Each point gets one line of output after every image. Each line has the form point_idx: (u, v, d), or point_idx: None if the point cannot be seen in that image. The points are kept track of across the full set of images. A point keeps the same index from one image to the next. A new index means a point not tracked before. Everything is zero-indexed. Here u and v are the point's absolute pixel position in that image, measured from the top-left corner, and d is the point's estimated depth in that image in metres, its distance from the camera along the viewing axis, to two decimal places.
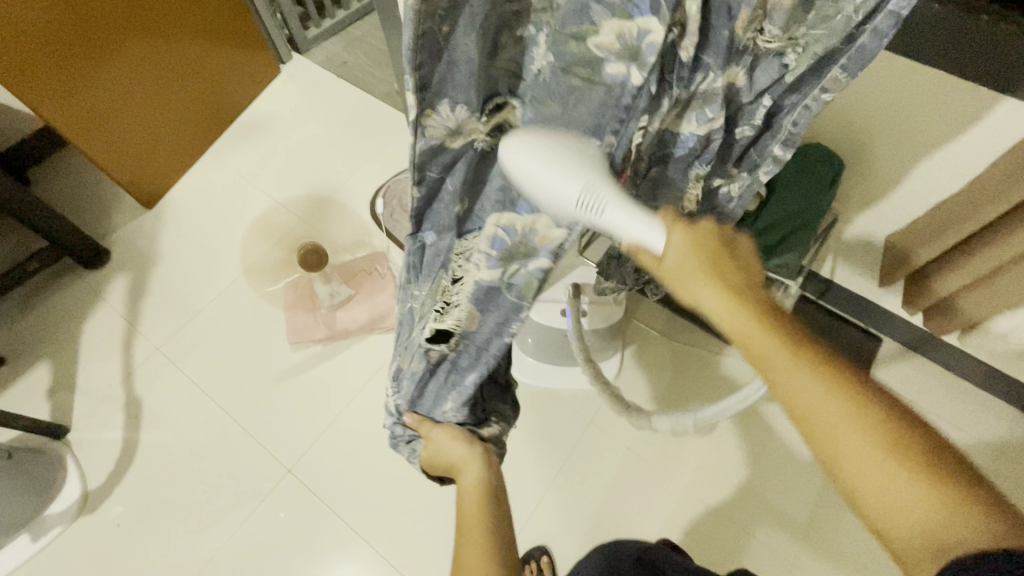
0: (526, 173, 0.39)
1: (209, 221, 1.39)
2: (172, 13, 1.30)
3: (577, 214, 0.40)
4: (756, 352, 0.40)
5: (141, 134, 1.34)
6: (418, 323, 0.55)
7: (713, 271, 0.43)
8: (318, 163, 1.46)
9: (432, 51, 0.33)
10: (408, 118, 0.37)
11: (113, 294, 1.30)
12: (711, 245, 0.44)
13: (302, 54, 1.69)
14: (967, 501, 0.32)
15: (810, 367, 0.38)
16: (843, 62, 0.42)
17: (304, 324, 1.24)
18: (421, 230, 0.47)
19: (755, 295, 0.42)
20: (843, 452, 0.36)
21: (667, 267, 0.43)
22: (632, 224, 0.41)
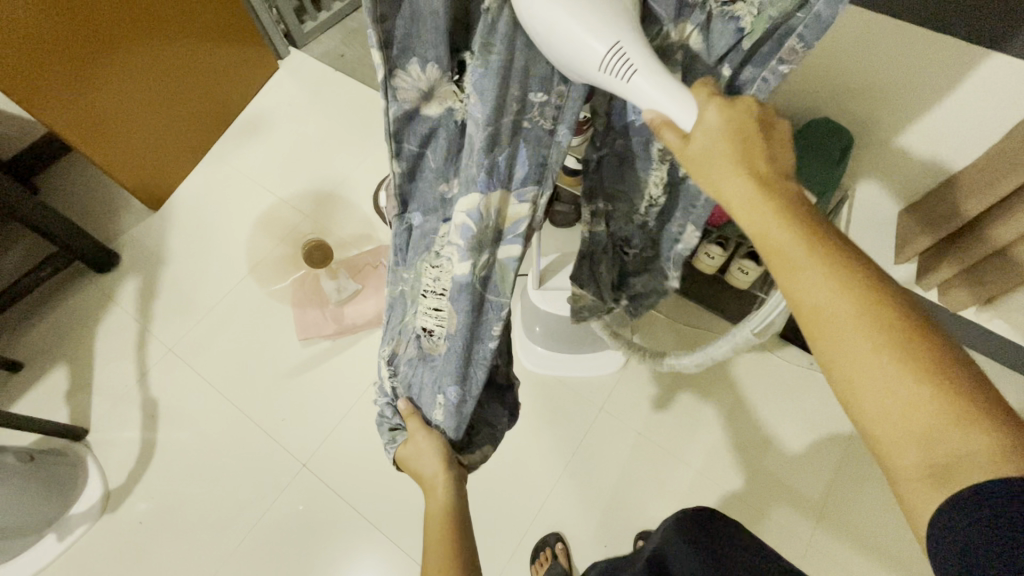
0: (544, 26, 0.34)
1: (214, 221, 1.40)
2: (173, 15, 1.30)
3: (598, 81, 0.36)
4: (773, 246, 0.35)
5: (150, 138, 1.36)
6: (410, 308, 0.56)
7: (742, 151, 0.36)
8: (320, 158, 1.46)
9: (393, 1, 0.33)
10: (376, 78, 0.36)
11: (125, 296, 1.31)
12: (748, 129, 0.37)
13: (299, 49, 1.68)
14: (988, 423, 0.29)
15: (829, 266, 0.33)
16: (799, 31, 0.40)
17: (313, 320, 1.25)
18: (408, 211, 0.48)
19: (781, 184, 0.36)
20: (847, 361, 0.32)
21: (693, 146, 0.37)
22: (660, 94, 0.35)
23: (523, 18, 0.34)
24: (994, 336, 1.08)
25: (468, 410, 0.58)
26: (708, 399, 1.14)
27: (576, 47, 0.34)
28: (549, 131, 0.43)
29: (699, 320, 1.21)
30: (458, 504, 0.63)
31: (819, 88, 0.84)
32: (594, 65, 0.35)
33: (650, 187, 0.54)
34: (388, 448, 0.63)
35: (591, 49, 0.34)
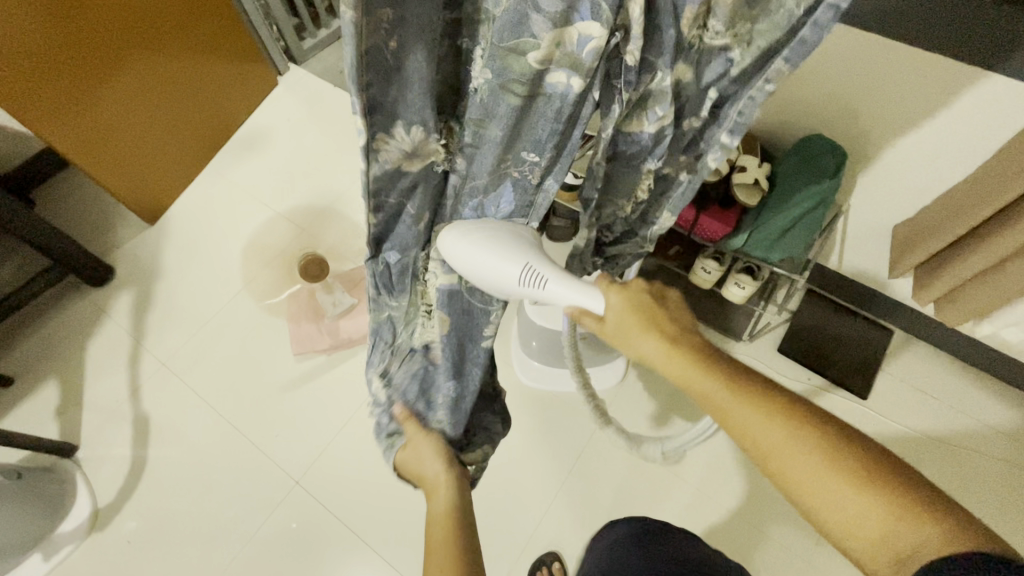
0: (466, 266, 0.45)
1: (210, 235, 1.39)
2: (170, 30, 1.30)
3: (520, 291, 0.46)
4: (704, 395, 0.45)
5: (147, 152, 1.36)
6: (406, 328, 0.54)
7: (648, 322, 0.48)
8: (318, 173, 1.46)
9: (380, 69, 0.31)
10: (358, 145, 0.34)
11: (118, 310, 1.30)
12: (647, 300, 0.48)
13: (298, 65, 1.70)
14: (911, 510, 0.37)
15: (751, 405, 0.43)
16: (786, 54, 0.39)
17: (308, 334, 1.24)
18: (381, 251, 0.45)
19: (688, 339, 0.48)
20: (794, 479, 0.41)
21: (610, 326, 0.48)
22: (569, 291, 0.45)
23: (447, 256, 0.46)
24: (994, 351, 1.07)
25: (469, 405, 0.62)
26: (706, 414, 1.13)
27: (493, 276, 0.45)
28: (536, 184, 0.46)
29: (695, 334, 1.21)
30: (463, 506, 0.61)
31: (813, 103, 0.86)
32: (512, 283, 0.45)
33: (636, 193, 0.54)
34: (387, 452, 0.64)
35: (508, 274, 0.44)
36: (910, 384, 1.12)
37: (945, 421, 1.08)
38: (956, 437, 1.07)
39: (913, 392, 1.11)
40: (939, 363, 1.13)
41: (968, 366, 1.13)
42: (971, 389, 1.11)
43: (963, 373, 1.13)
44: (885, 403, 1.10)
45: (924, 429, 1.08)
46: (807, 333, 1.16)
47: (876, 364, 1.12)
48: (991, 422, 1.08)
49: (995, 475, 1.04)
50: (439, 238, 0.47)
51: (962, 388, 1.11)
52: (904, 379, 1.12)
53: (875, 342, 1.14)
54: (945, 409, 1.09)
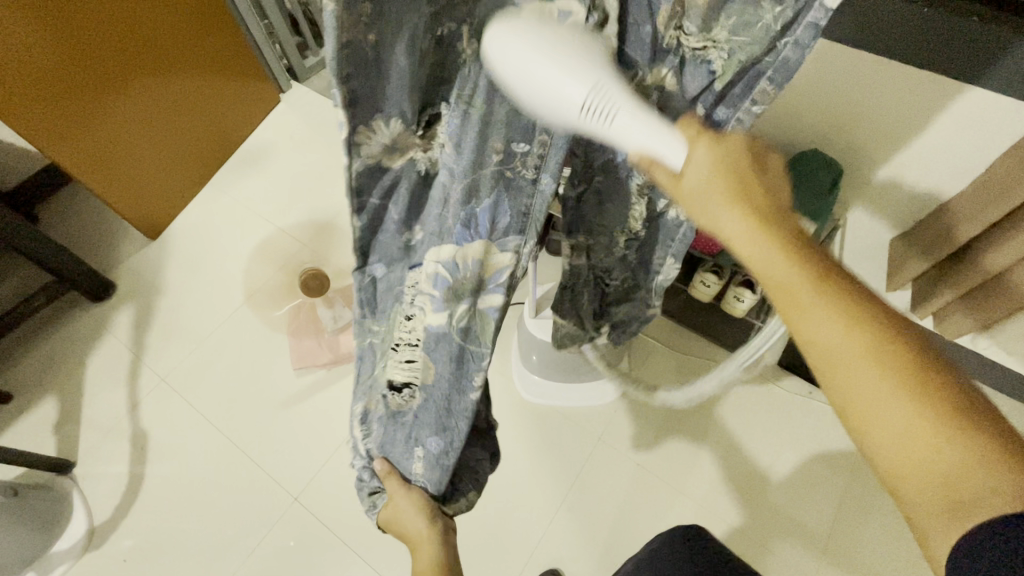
0: (515, 74, 0.32)
1: (211, 251, 1.40)
2: (173, 48, 1.33)
3: (579, 125, 0.34)
4: (779, 283, 0.35)
5: (150, 168, 1.37)
6: (379, 362, 0.54)
7: (734, 186, 0.36)
8: (320, 188, 1.47)
9: (362, 64, 0.31)
10: (340, 139, 0.35)
11: (119, 326, 1.30)
12: (739, 160, 0.37)
13: (301, 83, 1.72)
14: (1006, 458, 0.29)
15: (837, 303, 0.33)
16: (769, 73, 0.41)
17: (309, 349, 1.23)
18: (367, 263, 0.47)
19: (779, 215, 0.36)
20: (860, 398, 0.32)
21: (684, 183, 0.37)
22: (648, 131, 0.34)
23: (491, 68, 0.33)
24: (991, 362, 1.08)
25: (449, 462, 0.57)
26: (707, 429, 1.13)
27: (553, 92, 0.32)
28: (532, 180, 0.43)
29: (696, 347, 1.21)
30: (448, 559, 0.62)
31: (812, 117, 0.87)
32: (578, 105, 0.33)
33: (629, 222, 0.55)
34: (370, 512, 0.62)
35: (569, 93, 0.32)
36: None
37: None
38: None
39: None
40: None
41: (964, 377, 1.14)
42: None
43: None
44: None
45: None
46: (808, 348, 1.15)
47: None
48: None
49: None
50: (488, 35, 0.33)
51: None
52: None
53: None
54: None
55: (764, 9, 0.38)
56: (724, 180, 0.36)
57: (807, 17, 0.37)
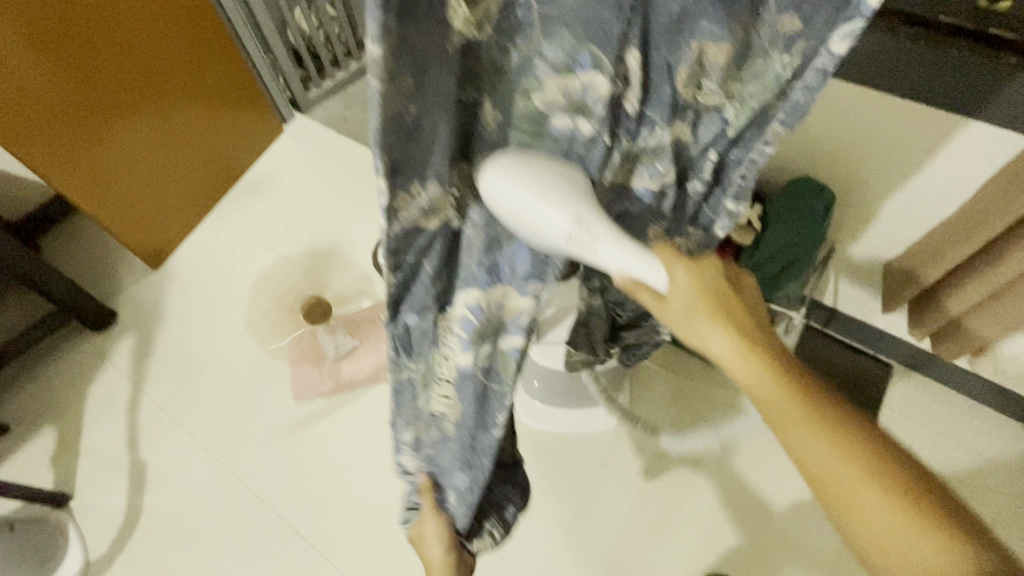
0: (510, 207, 0.39)
1: (213, 279, 1.41)
2: (178, 81, 1.36)
3: (567, 248, 0.42)
4: (767, 406, 0.44)
5: (153, 197, 1.39)
6: (421, 394, 0.53)
7: (721, 316, 0.46)
8: (322, 217, 1.49)
9: (404, 132, 0.32)
10: (379, 206, 0.35)
11: (119, 355, 1.30)
12: (725, 297, 0.47)
13: (303, 114, 1.75)
14: (951, 535, 0.38)
15: (813, 421, 0.42)
16: (781, 117, 0.47)
17: (309, 377, 1.23)
18: (399, 314, 0.44)
19: (761, 343, 0.46)
20: (846, 500, 0.40)
21: (683, 312, 0.46)
22: (623, 257, 0.43)
23: (484, 197, 0.40)
24: (991, 383, 1.08)
25: (475, 495, 0.62)
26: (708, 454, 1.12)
27: (543, 224, 0.40)
28: None
29: (693, 370, 1.21)
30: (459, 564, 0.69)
31: (806, 146, 0.89)
32: (562, 236, 0.40)
33: None
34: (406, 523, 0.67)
35: (553, 223, 0.40)
36: (909, 418, 1.13)
37: (946, 457, 1.09)
38: (958, 472, 1.07)
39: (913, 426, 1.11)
40: (939, 398, 1.14)
41: (966, 398, 1.14)
42: (972, 423, 1.11)
43: (964, 407, 1.13)
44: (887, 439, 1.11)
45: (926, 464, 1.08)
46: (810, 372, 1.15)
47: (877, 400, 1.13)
48: (992, 456, 1.08)
49: (998, 510, 1.04)
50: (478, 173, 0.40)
51: (963, 422, 1.12)
52: (903, 413, 1.13)
53: (875, 378, 1.15)
54: (947, 443, 1.10)
55: (774, 60, 0.45)
56: (703, 307, 0.46)
57: (815, 66, 0.43)
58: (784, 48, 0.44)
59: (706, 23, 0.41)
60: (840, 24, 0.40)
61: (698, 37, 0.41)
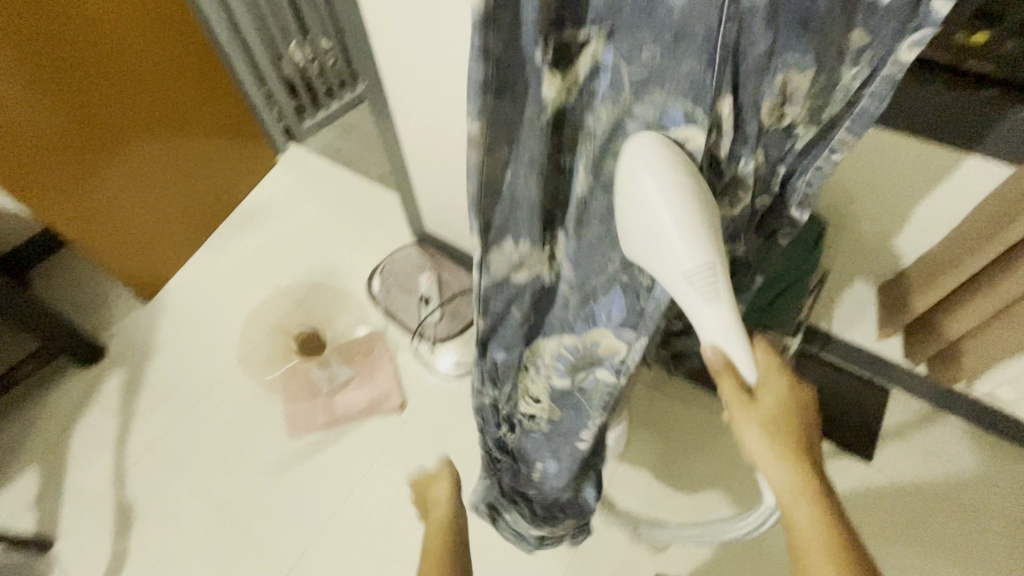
0: (647, 215, 0.48)
1: (205, 312, 1.39)
2: (175, 112, 1.37)
3: (678, 284, 0.49)
4: (801, 532, 0.51)
5: (148, 227, 1.39)
6: (519, 397, 0.73)
7: (790, 440, 0.53)
8: (316, 246, 1.49)
9: (493, 191, 0.47)
10: (475, 258, 0.52)
11: (108, 391, 1.28)
12: (798, 428, 0.54)
13: (298, 144, 1.76)
14: None
15: (838, 561, 0.48)
16: (848, 125, 0.52)
17: (303, 411, 1.20)
18: (489, 350, 0.65)
19: (819, 478, 0.52)
20: None
21: (762, 418, 0.53)
22: (724, 332, 0.50)
23: (632, 182, 0.47)
24: (993, 408, 1.07)
25: (563, 479, 0.81)
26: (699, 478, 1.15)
27: (671, 257, 0.48)
28: (647, 287, 0.57)
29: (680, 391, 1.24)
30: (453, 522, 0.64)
31: None
32: (681, 272, 0.48)
33: None
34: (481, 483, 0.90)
35: (681, 261, 0.48)
36: (908, 441, 1.12)
37: (945, 481, 1.08)
38: (955, 496, 1.07)
39: (914, 450, 1.10)
40: (937, 419, 1.13)
41: (968, 422, 1.13)
42: (970, 445, 1.11)
43: (961, 428, 1.13)
44: (886, 463, 1.10)
45: (925, 487, 1.08)
46: None
47: (874, 427, 1.12)
48: (989, 479, 1.08)
49: (995, 534, 1.04)
50: (626, 155, 0.48)
51: (962, 444, 1.11)
52: (901, 436, 1.12)
53: (872, 402, 1.14)
54: (945, 466, 1.09)
55: (843, 75, 0.49)
56: (783, 413, 0.53)
57: (881, 72, 0.48)
58: (854, 59, 0.48)
59: (790, 55, 0.45)
60: (907, 34, 0.45)
61: (782, 70, 0.46)
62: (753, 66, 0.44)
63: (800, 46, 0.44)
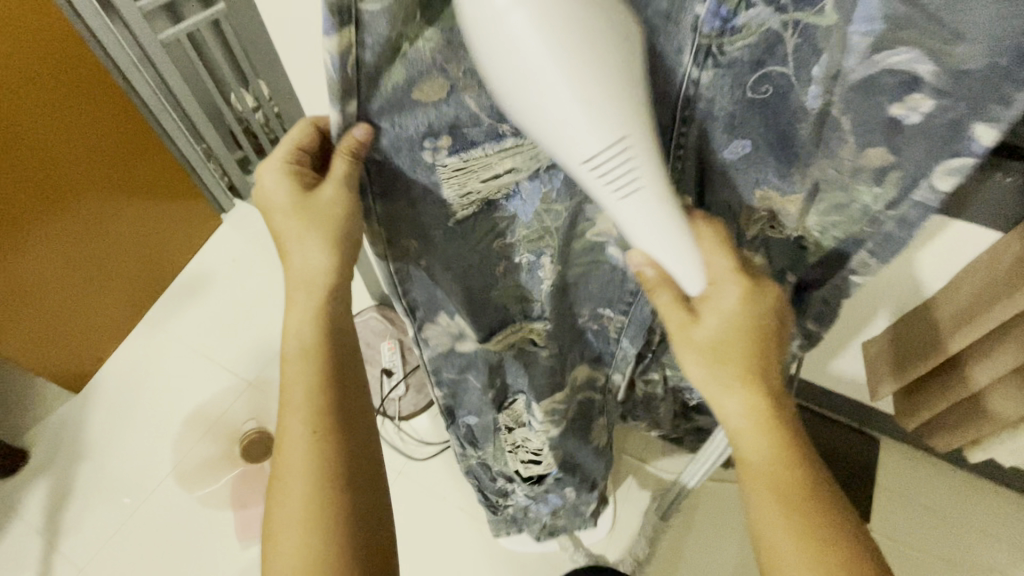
0: (517, 70, 0.28)
1: (140, 402, 1.27)
2: (82, 180, 1.22)
3: (579, 174, 0.33)
4: (737, 423, 0.45)
5: (67, 309, 1.26)
6: (498, 457, 0.77)
7: (746, 343, 0.43)
8: (269, 319, 1.37)
9: (411, 281, 0.47)
10: (412, 334, 0.53)
11: (31, 506, 1.14)
12: (751, 323, 0.43)
13: (246, 200, 1.64)
14: (835, 563, 0.41)
15: (770, 435, 0.44)
16: (870, 248, 0.43)
17: (255, 516, 1.09)
18: (457, 418, 0.69)
19: (768, 375, 0.44)
20: (767, 530, 0.43)
21: (704, 316, 0.42)
22: (650, 230, 0.36)
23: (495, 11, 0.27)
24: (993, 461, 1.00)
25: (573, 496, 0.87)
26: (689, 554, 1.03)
27: (564, 144, 0.31)
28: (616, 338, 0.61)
29: (667, 459, 1.12)
30: (326, 335, 0.45)
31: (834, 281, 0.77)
32: (583, 160, 0.31)
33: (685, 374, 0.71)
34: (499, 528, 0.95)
35: (584, 145, 0.31)
36: (908, 498, 1.04)
37: (954, 541, 1.00)
38: (968, 558, 0.98)
39: (911, 509, 1.02)
40: (939, 470, 1.06)
41: (963, 473, 1.05)
42: (976, 497, 1.03)
43: (965, 479, 1.05)
44: (888, 525, 1.02)
45: (932, 551, 0.99)
46: None
47: (869, 484, 1.05)
48: (1001, 535, 0.99)
49: None
50: None
51: (968, 497, 1.03)
52: (901, 492, 1.04)
53: (863, 456, 1.07)
54: (953, 523, 1.01)
55: (863, 190, 0.40)
56: (734, 331, 0.43)
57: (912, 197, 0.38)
58: (874, 178, 0.39)
59: (776, 176, 0.40)
60: (945, 159, 0.35)
61: (758, 187, 0.41)
62: (727, 172, 0.40)
63: (782, 173, 0.40)
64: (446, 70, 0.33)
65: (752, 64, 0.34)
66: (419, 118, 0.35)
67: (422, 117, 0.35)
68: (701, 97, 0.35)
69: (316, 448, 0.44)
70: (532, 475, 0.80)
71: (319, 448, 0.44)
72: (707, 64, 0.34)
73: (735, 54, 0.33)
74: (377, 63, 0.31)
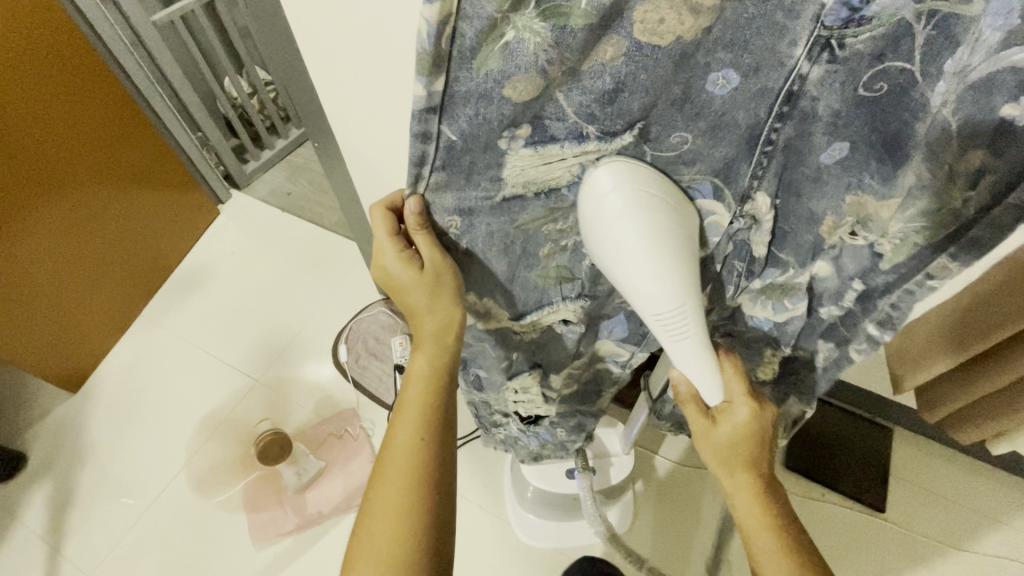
0: (611, 245, 0.37)
1: (142, 401, 1.23)
2: (78, 165, 1.16)
3: (648, 323, 0.40)
4: (744, 509, 0.50)
5: (64, 306, 1.21)
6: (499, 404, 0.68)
7: (752, 442, 0.50)
8: (274, 311, 1.33)
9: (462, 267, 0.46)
10: None
11: (31, 510, 1.10)
12: (759, 428, 0.50)
13: (242, 190, 1.59)
14: None
15: (772, 525, 0.49)
16: (953, 253, 0.36)
17: (268, 518, 1.07)
18: (470, 366, 0.60)
19: (766, 475, 0.51)
20: None
21: (717, 424, 0.49)
22: (696, 363, 0.42)
23: (590, 206, 0.38)
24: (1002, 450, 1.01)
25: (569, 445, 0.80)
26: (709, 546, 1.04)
27: (637, 299, 0.38)
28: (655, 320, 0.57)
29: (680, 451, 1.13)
30: (444, 372, 0.50)
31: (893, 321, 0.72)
32: (652, 313, 0.39)
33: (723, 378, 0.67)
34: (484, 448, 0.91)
35: (652, 304, 0.38)
36: (920, 486, 1.05)
37: (967, 528, 1.01)
38: (980, 544, 1.00)
39: (924, 497, 1.04)
40: (947, 459, 1.08)
41: (970, 460, 1.07)
42: (985, 485, 1.05)
43: (972, 467, 1.07)
44: (903, 514, 1.03)
45: (947, 538, 1.00)
46: (812, 450, 1.08)
47: (884, 473, 1.06)
48: (1012, 522, 1.01)
49: None
50: (591, 181, 0.38)
51: (977, 484, 1.05)
52: (913, 481, 1.06)
53: (877, 445, 1.07)
54: (964, 511, 1.02)
55: (952, 193, 0.34)
56: (744, 439, 0.49)
57: (1007, 200, 0.32)
58: (969, 181, 0.33)
59: (871, 179, 0.36)
60: None
61: (852, 189, 0.38)
62: (819, 175, 0.38)
63: (883, 177, 0.36)
64: (546, 70, 0.31)
65: (869, 61, 0.31)
66: (504, 110, 0.32)
67: (510, 109, 0.32)
68: (806, 92, 0.34)
69: (415, 470, 0.48)
70: (534, 422, 0.72)
71: (417, 461, 0.48)
72: (821, 58, 0.32)
73: (858, 47, 0.30)
74: (475, 42, 0.28)
